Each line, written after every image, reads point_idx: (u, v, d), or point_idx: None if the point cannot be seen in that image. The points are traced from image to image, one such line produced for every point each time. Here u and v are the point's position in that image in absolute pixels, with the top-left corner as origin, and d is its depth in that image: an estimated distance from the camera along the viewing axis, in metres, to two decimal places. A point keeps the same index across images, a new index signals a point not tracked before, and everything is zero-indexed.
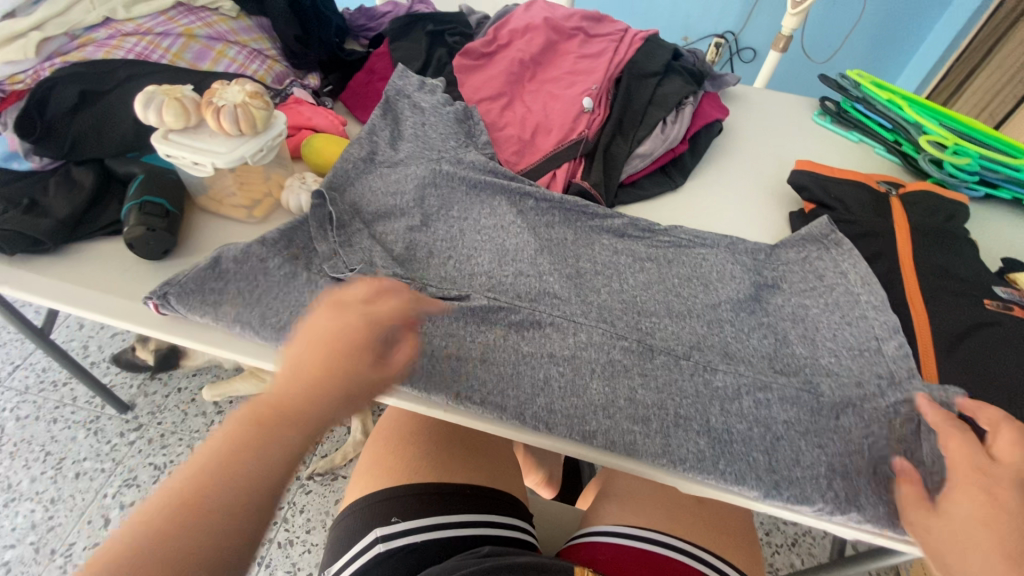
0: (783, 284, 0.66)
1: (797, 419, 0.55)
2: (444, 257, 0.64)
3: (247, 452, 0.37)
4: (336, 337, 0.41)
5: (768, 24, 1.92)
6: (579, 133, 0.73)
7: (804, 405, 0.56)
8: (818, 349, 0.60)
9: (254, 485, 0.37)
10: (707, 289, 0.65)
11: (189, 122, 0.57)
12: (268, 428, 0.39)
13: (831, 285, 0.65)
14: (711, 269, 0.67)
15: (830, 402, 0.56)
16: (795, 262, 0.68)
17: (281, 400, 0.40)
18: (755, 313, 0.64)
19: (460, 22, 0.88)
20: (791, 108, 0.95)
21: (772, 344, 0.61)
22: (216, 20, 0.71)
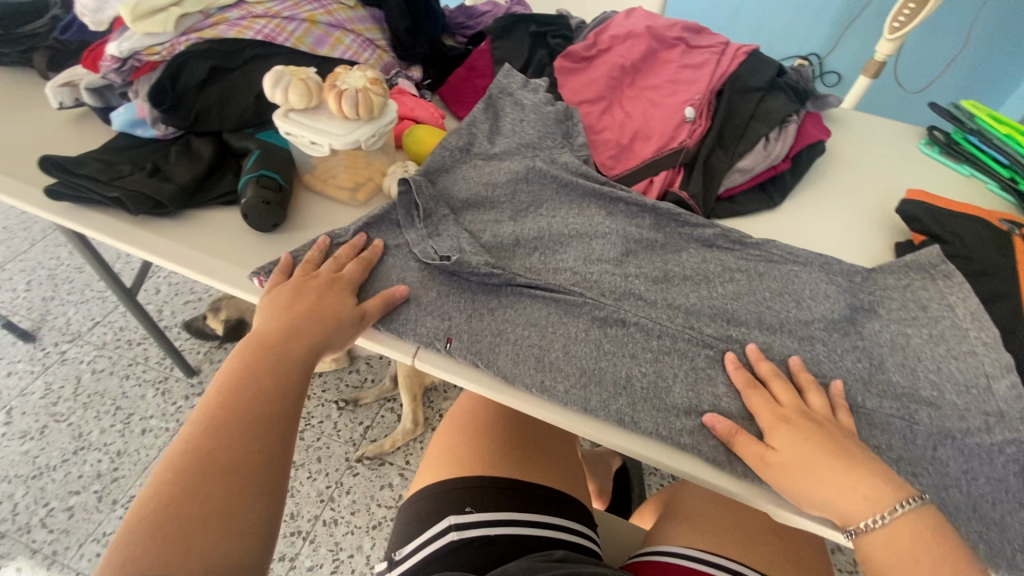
0: (881, 309, 0.61)
1: (889, 445, 0.52)
2: (530, 249, 0.64)
3: (251, 377, 0.47)
4: (306, 290, 0.54)
5: (858, 49, 1.84)
6: (680, 142, 0.72)
7: (896, 433, 0.52)
8: (918, 379, 0.55)
9: (264, 402, 0.45)
10: (799, 306, 0.61)
11: (311, 103, 0.59)
12: (273, 357, 0.48)
13: (935, 317, 0.59)
14: (803, 286, 0.63)
15: (925, 431, 0.52)
16: (894, 288, 0.62)
17: (273, 341, 0.49)
18: (848, 334, 0.59)
19: (562, 25, 0.88)
20: (894, 134, 0.91)
21: (865, 368, 0.57)
22: (336, 8, 0.73)
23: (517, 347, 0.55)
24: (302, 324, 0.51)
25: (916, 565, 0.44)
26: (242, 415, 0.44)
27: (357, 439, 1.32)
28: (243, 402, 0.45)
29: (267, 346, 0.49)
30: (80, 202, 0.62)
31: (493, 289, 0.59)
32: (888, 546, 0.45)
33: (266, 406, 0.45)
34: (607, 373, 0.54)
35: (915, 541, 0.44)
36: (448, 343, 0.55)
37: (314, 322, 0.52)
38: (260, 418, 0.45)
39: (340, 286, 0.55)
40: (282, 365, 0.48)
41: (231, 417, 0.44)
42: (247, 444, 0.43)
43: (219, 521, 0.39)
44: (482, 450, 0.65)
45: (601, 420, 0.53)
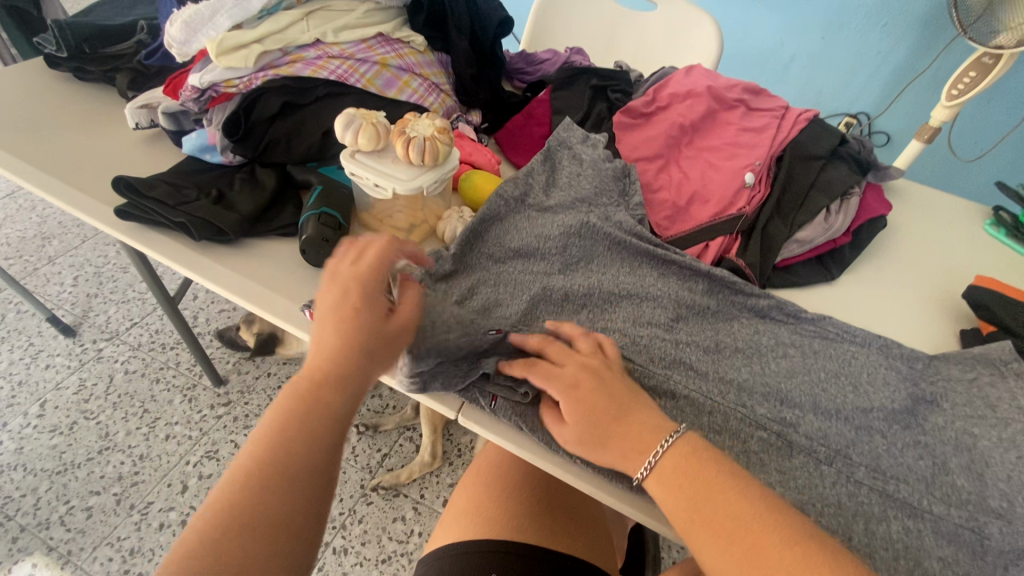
0: (943, 402, 0.58)
1: (956, 559, 0.46)
2: (579, 305, 0.62)
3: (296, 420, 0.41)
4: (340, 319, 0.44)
5: (910, 112, 1.82)
6: (739, 209, 0.71)
7: (965, 546, 0.47)
8: (985, 487, 0.51)
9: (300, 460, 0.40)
10: (857, 391, 0.58)
11: (378, 146, 0.60)
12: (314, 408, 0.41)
13: (1005, 419, 0.56)
14: (862, 369, 0.60)
15: (996, 547, 0.47)
16: (959, 381, 0.59)
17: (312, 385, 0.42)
18: (910, 427, 0.55)
19: (623, 80, 0.88)
20: (956, 212, 0.88)
21: (929, 468, 0.52)
22: (407, 52, 0.75)
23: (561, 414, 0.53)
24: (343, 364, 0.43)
25: (697, 494, 0.44)
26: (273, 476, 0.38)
27: (374, 468, 1.31)
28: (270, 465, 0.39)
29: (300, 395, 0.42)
30: (146, 223, 0.64)
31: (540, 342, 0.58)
32: (668, 485, 0.45)
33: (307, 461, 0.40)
34: None
35: (686, 472, 0.45)
36: (493, 401, 0.54)
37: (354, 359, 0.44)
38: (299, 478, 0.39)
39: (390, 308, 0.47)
40: (314, 415, 0.41)
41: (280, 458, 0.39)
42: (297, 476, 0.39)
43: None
44: (510, 507, 0.63)
45: (646, 502, 0.50)
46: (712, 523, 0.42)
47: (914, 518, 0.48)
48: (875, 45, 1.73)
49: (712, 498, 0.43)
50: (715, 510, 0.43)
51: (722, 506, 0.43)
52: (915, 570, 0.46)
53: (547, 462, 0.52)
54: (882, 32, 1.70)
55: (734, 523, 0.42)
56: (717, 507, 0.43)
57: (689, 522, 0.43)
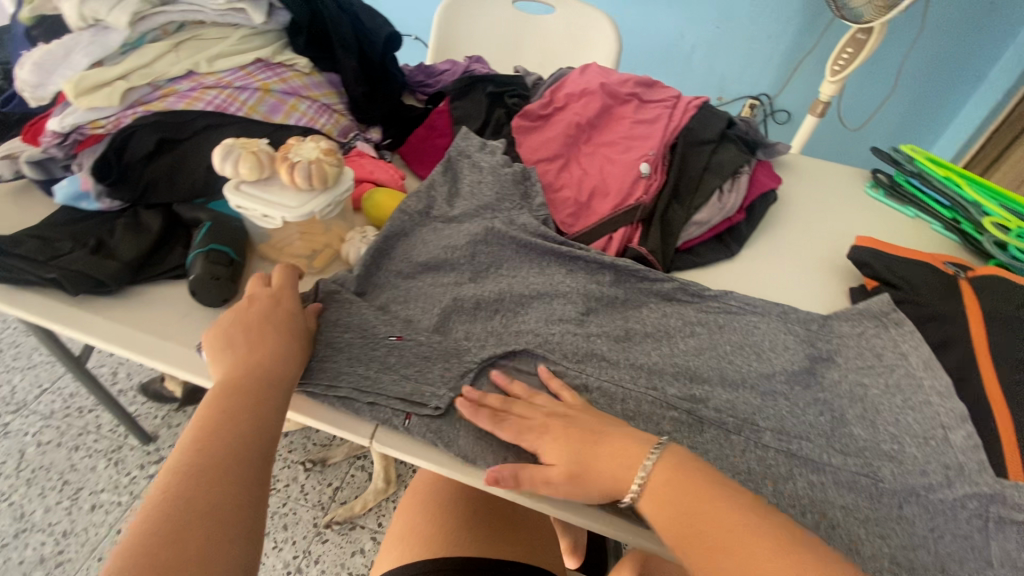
0: (838, 357, 0.62)
1: (856, 505, 0.49)
2: (492, 310, 0.62)
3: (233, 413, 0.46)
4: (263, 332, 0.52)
5: (803, 90, 1.95)
6: (636, 198, 0.73)
7: (863, 491, 0.50)
8: (878, 432, 0.54)
9: (243, 447, 0.45)
10: (759, 358, 0.61)
11: (263, 175, 0.58)
12: (240, 408, 0.47)
13: (890, 366, 0.60)
14: (763, 337, 0.63)
15: (890, 488, 0.50)
16: (850, 336, 0.63)
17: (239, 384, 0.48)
18: (809, 386, 0.59)
19: (519, 85, 0.90)
20: (841, 179, 0.96)
21: (829, 422, 0.56)
22: (290, 75, 0.73)
23: (478, 422, 0.52)
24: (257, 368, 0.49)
25: (686, 507, 0.45)
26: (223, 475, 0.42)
27: (326, 503, 1.26)
28: (226, 467, 0.43)
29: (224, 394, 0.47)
30: (14, 282, 0.59)
31: (452, 349, 0.57)
32: (659, 503, 0.46)
33: (252, 458, 0.45)
34: None
35: (674, 486, 0.46)
36: (407, 419, 0.52)
37: (264, 358, 0.50)
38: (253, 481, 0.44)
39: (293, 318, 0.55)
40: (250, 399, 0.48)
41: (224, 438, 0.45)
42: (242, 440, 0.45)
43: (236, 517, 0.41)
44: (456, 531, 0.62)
45: (564, 497, 0.50)
46: (703, 537, 0.43)
47: (817, 472, 0.51)
48: (764, 30, 1.84)
49: (701, 511, 0.44)
50: (704, 523, 0.44)
51: (709, 516, 0.44)
52: (822, 522, 0.48)
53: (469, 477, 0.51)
54: (769, 17, 1.81)
55: (725, 535, 0.42)
56: (707, 520, 0.43)
57: (680, 537, 0.44)
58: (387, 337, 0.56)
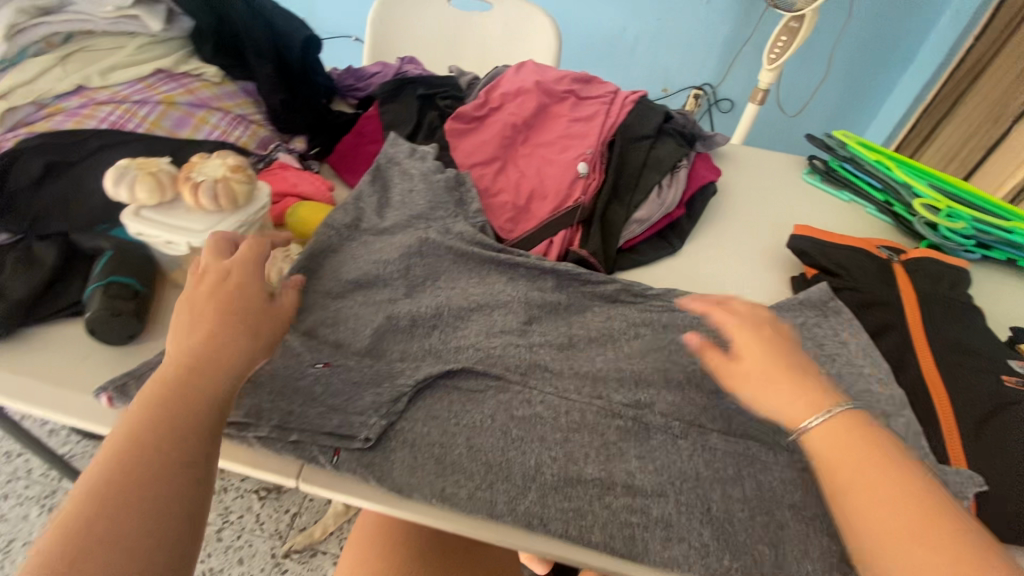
0: None
1: (805, 503, 0.48)
2: (429, 327, 0.58)
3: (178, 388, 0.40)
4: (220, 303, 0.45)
5: (744, 78, 1.99)
6: (575, 199, 0.72)
7: (809, 488, 0.49)
8: None
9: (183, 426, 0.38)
10: None
11: (164, 198, 0.53)
12: (188, 398, 0.40)
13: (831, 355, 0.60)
14: None
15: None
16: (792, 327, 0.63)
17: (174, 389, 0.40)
18: None
19: (451, 86, 0.87)
20: (780, 167, 0.97)
21: None
22: (197, 86, 0.68)
23: (415, 449, 0.48)
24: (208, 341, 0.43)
25: (862, 462, 0.40)
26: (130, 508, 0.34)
27: (284, 531, 1.20)
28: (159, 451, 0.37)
29: (153, 402, 0.39)
30: None
31: (384, 373, 0.53)
32: (834, 448, 0.41)
33: (195, 444, 0.38)
34: (514, 467, 0.48)
35: (854, 439, 0.41)
36: (336, 455, 0.48)
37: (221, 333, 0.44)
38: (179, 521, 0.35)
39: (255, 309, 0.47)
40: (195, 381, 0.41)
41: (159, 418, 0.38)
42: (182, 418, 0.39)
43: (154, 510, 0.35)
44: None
45: (506, 524, 0.46)
46: (879, 495, 0.38)
47: (764, 472, 0.50)
48: (703, 21, 1.87)
49: (886, 471, 0.39)
50: (881, 484, 0.38)
51: (885, 483, 0.38)
52: (771, 523, 0.47)
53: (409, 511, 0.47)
54: (706, 8, 1.83)
55: (902, 510, 0.37)
56: (884, 483, 0.38)
57: (846, 485, 0.40)
58: (314, 365, 0.52)
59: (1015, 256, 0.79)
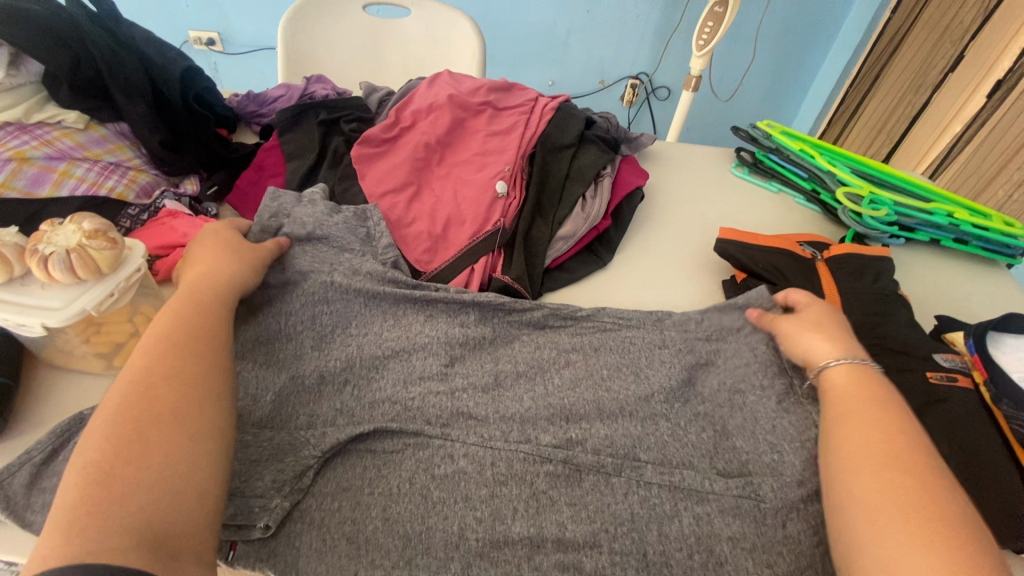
0: (714, 362, 0.59)
1: (743, 533, 0.46)
2: (340, 383, 0.54)
3: (197, 308, 0.48)
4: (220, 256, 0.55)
5: (677, 65, 1.99)
6: (495, 222, 0.68)
7: (747, 517, 0.47)
8: (759, 443, 0.52)
9: (207, 330, 0.46)
10: (637, 379, 0.57)
11: (12, 274, 0.47)
12: (205, 315, 0.48)
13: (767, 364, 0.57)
14: (641, 353, 0.59)
15: (773, 507, 0.47)
16: (724, 336, 0.61)
17: (161, 335, 0.44)
18: (689, 401, 0.56)
19: (358, 107, 0.82)
20: (710, 163, 0.95)
21: (710, 439, 0.53)
22: (56, 135, 0.60)
23: (323, 530, 0.44)
24: (214, 278, 0.52)
25: (856, 401, 0.48)
26: (154, 418, 0.38)
27: None
28: (195, 346, 0.44)
29: (179, 315, 0.46)
30: None
31: (286, 445, 0.48)
32: (847, 384, 0.50)
33: (219, 345, 0.46)
34: (435, 535, 0.44)
35: (860, 387, 0.50)
36: (234, 548, 0.43)
37: (225, 271, 0.53)
38: (205, 422, 0.39)
39: (226, 275, 0.53)
40: (211, 307, 0.49)
41: (187, 327, 0.45)
42: (204, 326, 0.47)
43: (198, 388, 0.41)
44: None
45: None
46: (852, 425, 0.46)
47: (701, 503, 0.48)
48: (632, 11, 1.85)
49: (860, 410, 0.47)
50: (858, 419, 0.46)
51: (857, 419, 0.46)
52: (710, 561, 0.45)
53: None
54: None
55: (867, 440, 0.44)
56: (861, 420, 0.46)
57: (835, 413, 0.48)
58: None
59: (938, 237, 0.79)
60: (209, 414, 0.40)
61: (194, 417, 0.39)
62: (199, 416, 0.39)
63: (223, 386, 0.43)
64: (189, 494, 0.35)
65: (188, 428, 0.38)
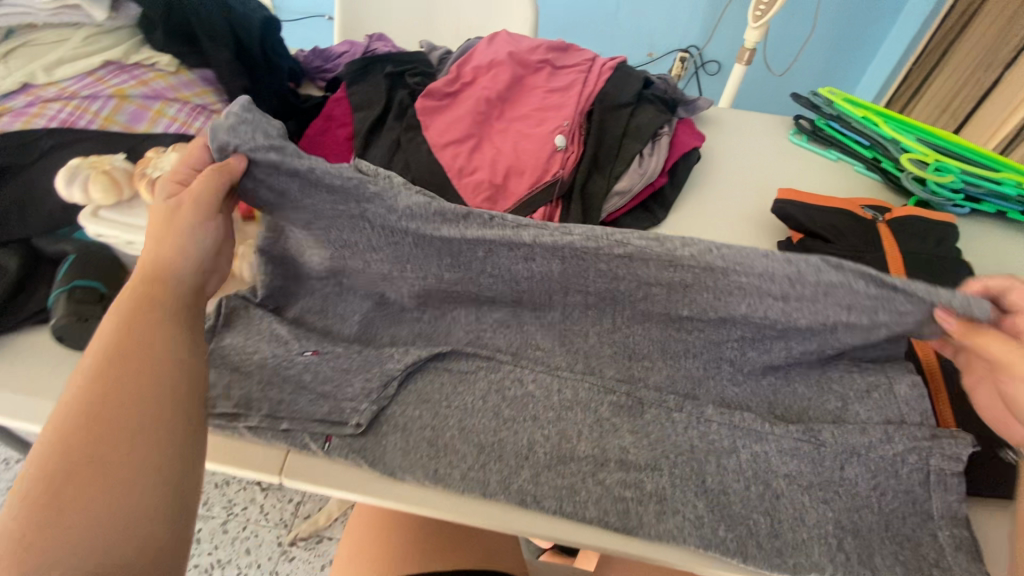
0: None
1: (800, 472, 0.47)
2: (418, 312, 0.56)
3: (138, 307, 0.40)
4: (167, 225, 0.44)
5: (730, 38, 1.93)
6: (554, 173, 0.70)
7: (804, 457, 0.48)
8: (822, 393, 0.51)
9: (141, 337, 0.38)
10: (722, 324, 0.49)
11: (122, 196, 0.51)
12: (144, 318, 0.39)
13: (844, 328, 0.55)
14: (754, 301, 0.46)
15: (832, 452, 0.48)
16: None
17: (91, 356, 0.37)
18: None
19: (421, 62, 0.84)
20: (767, 129, 0.94)
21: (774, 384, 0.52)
22: (151, 77, 0.64)
23: (406, 433, 0.48)
24: (163, 260, 0.43)
25: None
26: (73, 473, 0.32)
27: (287, 519, 1.18)
28: (127, 363, 0.37)
29: (116, 322, 0.39)
30: None
31: (372, 358, 0.52)
32: None
33: (157, 352, 0.38)
34: (507, 446, 0.48)
35: None
36: (327, 442, 0.47)
37: (175, 246, 0.43)
38: (132, 478, 0.33)
39: (178, 254, 0.43)
40: (158, 304, 0.41)
41: (121, 338, 0.38)
42: (142, 333, 0.38)
43: (130, 420, 0.35)
44: (419, 554, 0.58)
45: (503, 502, 0.46)
46: None
47: (761, 442, 0.49)
48: None
49: None
50: None
51: None
52: (767, 493, 0.47)
53: (405, 503, 0.45)
54: None
55: None
56: None
57: None
58: (302, 354, 0.51)
59: (1005, 209, 0.77)
60: (141, 452, 0.34)
61: (126, 459, 0.33)
62: (131, 455, 0.33)
63: (165, 404, 0.36)
64: (121, 557, 0.31)
65: (115, 479, 0.32)
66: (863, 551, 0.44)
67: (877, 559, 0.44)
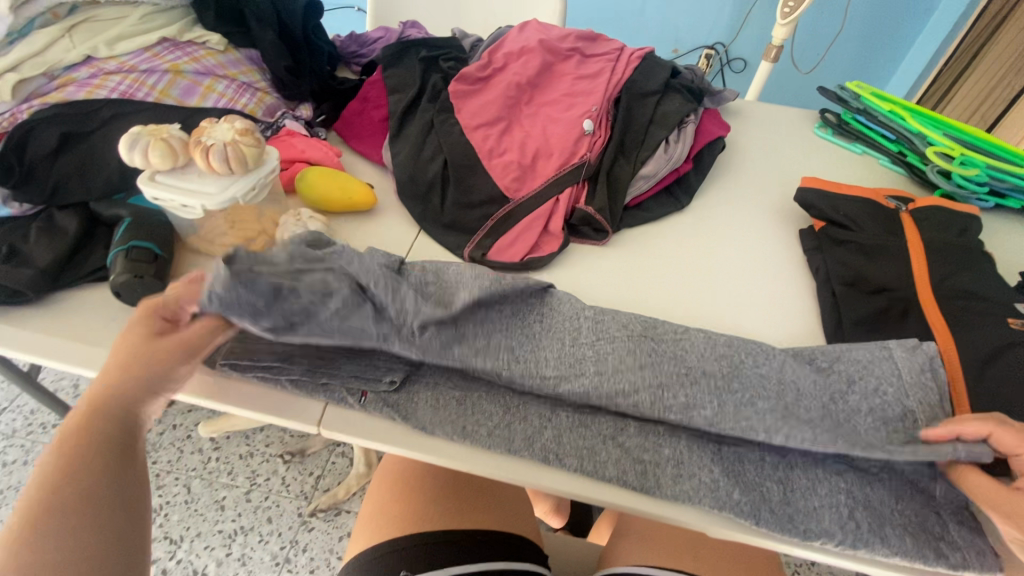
0: None
1: None
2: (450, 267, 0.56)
3: (92, 441, 0.40)
4: (137, 363, 0.41)
5: (757, 35, 1.93)
6: (581, 156, 0.72)
7: None
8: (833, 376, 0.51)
9: (93, 483, 0.39)
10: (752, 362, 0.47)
11: (177, 162, 0.55)
12: (98, 455, 0.40)
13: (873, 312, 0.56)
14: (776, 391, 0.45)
15: None
16: None
17: (38, 489, 0.37)
18: None
19: (454, 48, 0.87)
20: (792, 122, 0.95)
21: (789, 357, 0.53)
22: (203, 54, 0.68)
23: (437, 393, 0.51)
24: (125, 396, 0.41)
25: None
26: None
27: (308, 491, 1.22)
28: (74, 509, 0.38)
29: (68, 457, 0.39)
30: None
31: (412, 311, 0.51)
32: None
33: (105, 495, 0.39)
34: (531, 409, 0.51)
35: None
36: (363, 397, 0.50)
37: (145, 381, 0.42)
38: None
39: (143, 395, 0.42)
40: (111, 439, 0.40)
41: (72, 478, 0.38)
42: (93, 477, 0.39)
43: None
44: (440, 518, 0.60)
45: (527, 459, 0.49)
46: None
47: None
48: None
49: None
50: None
51: None
52: (780, 462, 0.48)
53: (437, 457, 0.48)
54: None
55: None
56: None
57: None
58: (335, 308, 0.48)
59: None
60: None
61: None
62: None
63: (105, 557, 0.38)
64: None
65: None
66: (874, 521, 0.46)
67: (888, 530, 0.45)
